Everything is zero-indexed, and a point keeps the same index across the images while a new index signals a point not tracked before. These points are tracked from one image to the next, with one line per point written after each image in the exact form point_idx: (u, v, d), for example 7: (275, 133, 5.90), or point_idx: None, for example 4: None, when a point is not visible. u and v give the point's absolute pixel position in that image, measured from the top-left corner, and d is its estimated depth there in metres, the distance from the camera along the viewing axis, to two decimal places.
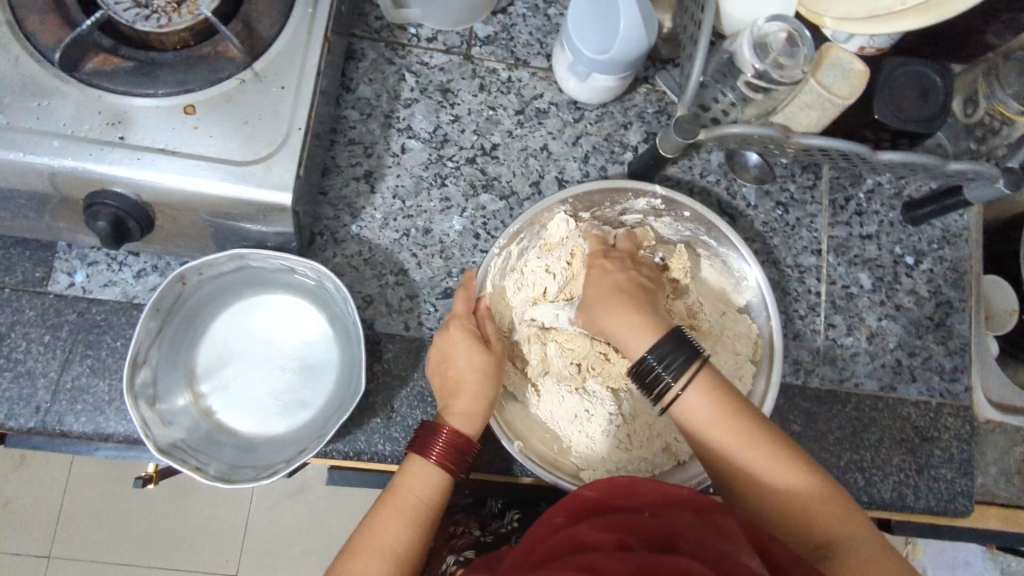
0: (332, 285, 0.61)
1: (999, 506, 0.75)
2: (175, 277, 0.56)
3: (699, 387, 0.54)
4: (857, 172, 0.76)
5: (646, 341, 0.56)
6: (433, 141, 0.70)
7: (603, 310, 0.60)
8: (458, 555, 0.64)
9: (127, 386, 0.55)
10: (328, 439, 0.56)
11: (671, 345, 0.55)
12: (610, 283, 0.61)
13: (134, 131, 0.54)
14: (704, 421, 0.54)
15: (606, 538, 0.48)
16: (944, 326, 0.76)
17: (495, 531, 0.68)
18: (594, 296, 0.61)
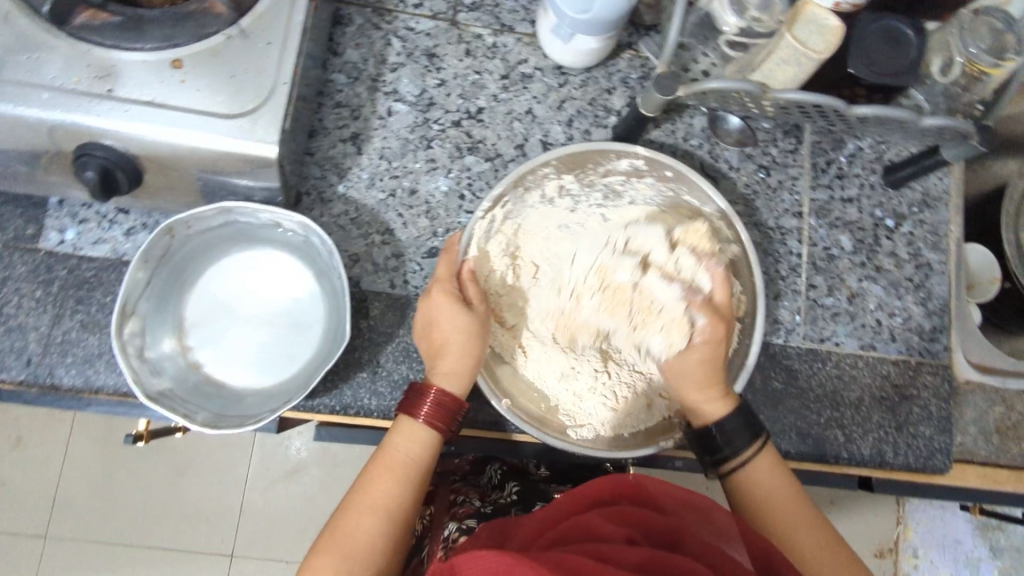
0: (318, 241, 0.62)
1: (977, 465, 0.77)
2: (163, 228, 0.57)
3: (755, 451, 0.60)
4: (838, 136, 0.78)
5: (715, 411, 0.62)
6: (419, 104, 0.71)
7: (689, 382, 0.63)
8: (460, 524, 0.64)
9: (116, 335, 0.56)
10: (314, 389, 0.58)
11: (739, 418, 0.61)
12: (700, 361, 0.62)
13: (121, 84, 0.55)
14: (761, 490, 0.59)
15: (617, 531, 0.48)
16: (923, 288, 0.77)
17: (494, 502, 0.68)
18: (685, 361, 0.63)
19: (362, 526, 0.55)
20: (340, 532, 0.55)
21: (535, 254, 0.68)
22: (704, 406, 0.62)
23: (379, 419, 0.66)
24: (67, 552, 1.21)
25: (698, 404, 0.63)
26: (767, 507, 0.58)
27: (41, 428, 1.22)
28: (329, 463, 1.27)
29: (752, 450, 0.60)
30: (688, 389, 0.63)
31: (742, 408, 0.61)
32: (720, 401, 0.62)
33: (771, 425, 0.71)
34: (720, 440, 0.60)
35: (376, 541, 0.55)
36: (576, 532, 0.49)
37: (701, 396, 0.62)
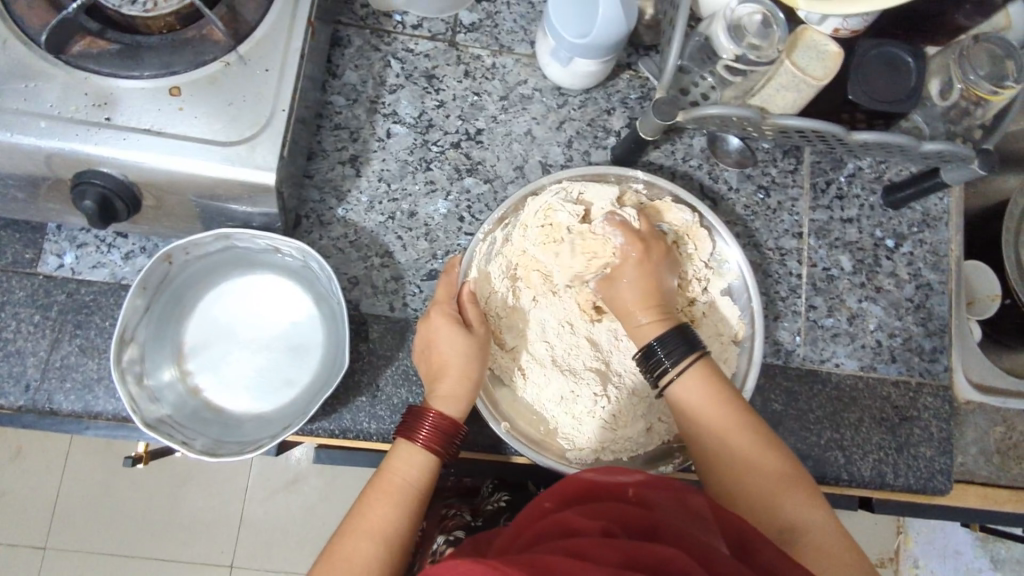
0: (317, 266, 0.62)
1: (978, 485, 0.76)
2: (161, 255, 0.57)
3: (695, 377, 0.59)
4: (838, 156, 0.77)
5: (654, 332, 0.62)
6: (419, 125, 0.71)
7: (627, 294, 0.63)
8: (448, 536, 0.64)
9: (114, 363, 0.56)
10: (313, 416, 0.57)
11: (676, 337, 0.60)
12: (638, 284, 0.63)
13: (119, 112, 0.55)
14: (705, 416, 0.58)
15: (593, 525, 0.48)
16: (924, 308, 0.77)
17: (483, 514, 0.69)
18: (620, 277, 0.64)
19: (360, 550, 0.54)
20: (338, 556, 0.54)
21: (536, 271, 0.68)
22: (643, 322, 0.62)
23: (378, 443, 0.66)
24: (65, 566, 1.21)
25: (636, 317, 0.63)
26: (721, 442, 0.57)
27: (40, 442, 1.22)
28: (329, 476, 1.26)
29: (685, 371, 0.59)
30: (628, 300, 0.63)
31: (681, 326, 0.61)
32: (659, 321, 0.62)
33: None
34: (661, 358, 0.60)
35: (372, 565, 0.54)
36: (554, 529, 0.48)
37: (642, 313, 0.63)
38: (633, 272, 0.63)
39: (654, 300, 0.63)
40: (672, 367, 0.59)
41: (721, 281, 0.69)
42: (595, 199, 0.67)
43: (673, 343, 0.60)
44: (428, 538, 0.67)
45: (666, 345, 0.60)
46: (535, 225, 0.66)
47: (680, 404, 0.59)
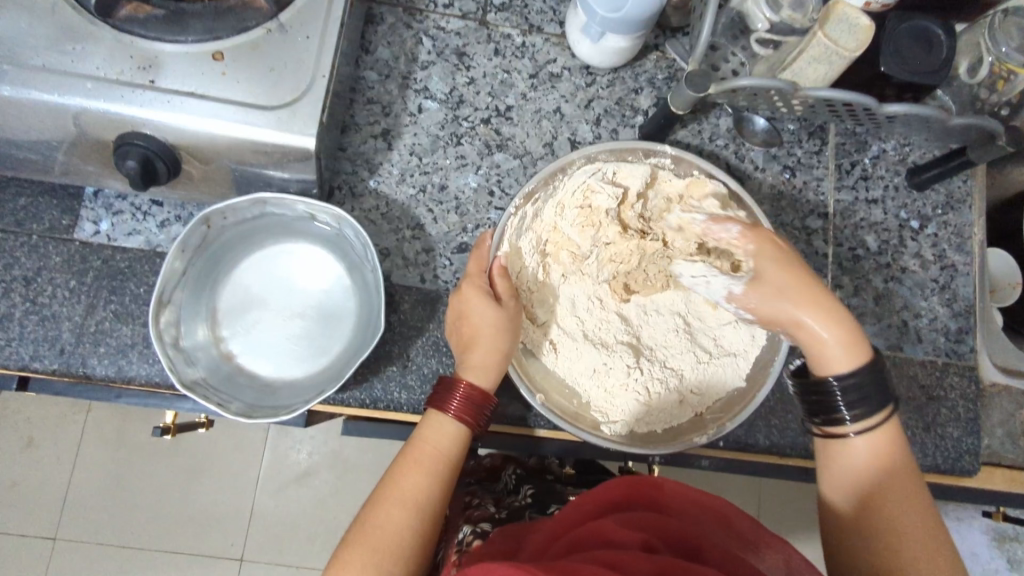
0: (352, 233, 0.63)
1: (1005, 467, 0.76)
2: (200, 218, 0.58)
3: (879, 433, 0.54)
4: (863, 138, 0.78)
5: (845, 361, 0.55)
6: (449, 101, 0.72)
7: (788, 301, 0.58)
8: (474, 526, 0.63)
9: (152, 323, 0.57)
10: (347, 378, 0.58)
11: (868, 374, 0.55)
12: (792, 282, 0.58)
13: (163, 75, 0.56)
14: (868, 458, 0.54)
15: (635, 537, 0.47)
16: (949, 289, 0.77)
17: (509, 506, 0.68)
18: (778, 285, 0.58)
19: (395, 519, 0.54)
20: (370, 525, 0.54)
21: (568, 247, 0.67)
22: (826, 341, 0.56)
23: (407, 414, 0.66)
24: (79, 554, 1.20)
25: (819, 336, 0.57)
26: (869, 475, 0.54)
27: (57, 428, 1.22)
28: (344, 467, 1.26)
29: (863, 424, 0.54)
30: (802, 316, 0.57)
31: (875, 364, 0.55)
32: (853, 351, 0.56)
33: (798, 424, 0.71)
34: (836, 398, 0.55)
35: (404, 535, 0.54)
36: (592, 537, 0.48)
37: (828, 334, 0.56)
38: (780, 276, 0.58)
39: (852, 325, 0.56)
40: (855, 424, 0.55)
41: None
42: (629, 179, 0.67)
43: (864, 379, 0.54)
44: (452, 526, 0.65)
45: (848, 384, 0.55)
46: (571, 206, 0.67)
47: (840, 434, 0.55)
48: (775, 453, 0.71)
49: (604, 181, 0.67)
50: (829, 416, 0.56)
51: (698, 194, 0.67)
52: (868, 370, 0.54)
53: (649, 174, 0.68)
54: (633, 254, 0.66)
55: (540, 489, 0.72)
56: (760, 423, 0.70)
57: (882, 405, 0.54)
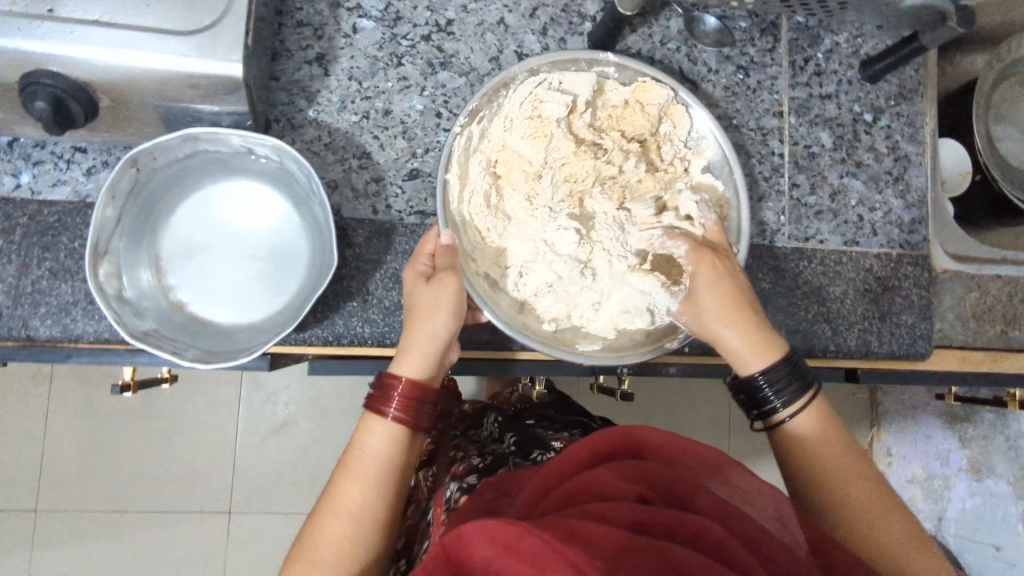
0: (293, 166, 0.60)
1: (956, 349, 0.79)
2: (127, 160, 0.54)
3: (809, 413, 0.58)
4: (815, 32, 0.76)
5: (761, 363, 0.59)
6: (386, 19, 0.68)
7: (716, 322, 0.61)
8: (461, 482, 0.64)
9: (89, 275, 0.54)
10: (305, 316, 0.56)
11: (787, 368, 0.58)
12: (723, 288, 0.62)
13: (61, 4, 0.50)
14: (824, 442, 0.57)
15: (629, 487, 0.46)
16: (902, 181, 0.78)
17: (492, 452, 0.71)
18: (710, 297, 0.62)
19: (333, 531, 0.54)
20: (309, 543, 0.54)
21: (523, 160, 0.64)
22: (738, 346, 0.60)
23: (372, 347, 0.65)
24: (60, 524, 1.19)
25: (733, 344, 0.60)
26: (844, 485, 0.55)
27: (18, 402, 1.18)
28: (320, 413, 1.26)
29: (799, 405, 0.58)
30: (726, 333, 0.61)
31: (789, 357, 0.59)
32: (761, 346, 0.60)
33: None
34: (767, 392, 0.58)
35: (342, 549, 0.54)
36: (587, 490, 0.46)
37: (739, 341, 0.60)
38: (706, 278, 0.62)
39: (761, 329, 0.61)
40: (786, 409, 0.58)
41: (701, 159, 0.69)
42: (576, 89, 0.66)
43: (780, 372, 0.58)
44: (440, 484, 0.69)
45: (772, 377, 0.58)
46: (521, 117, 0.64)
47: (779, 422, 0.58)
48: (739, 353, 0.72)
49: (552, 90, 0.65)
50: (765, 411, 0.59)
51: (644, 99, 0.66)
52: (783, 364, 0.58)
53: (595, 85, 0.66)
54: (589, 169, 0.63)
55: (521, 433, 0.74)
56: None
57: (801, 386, 0.58)
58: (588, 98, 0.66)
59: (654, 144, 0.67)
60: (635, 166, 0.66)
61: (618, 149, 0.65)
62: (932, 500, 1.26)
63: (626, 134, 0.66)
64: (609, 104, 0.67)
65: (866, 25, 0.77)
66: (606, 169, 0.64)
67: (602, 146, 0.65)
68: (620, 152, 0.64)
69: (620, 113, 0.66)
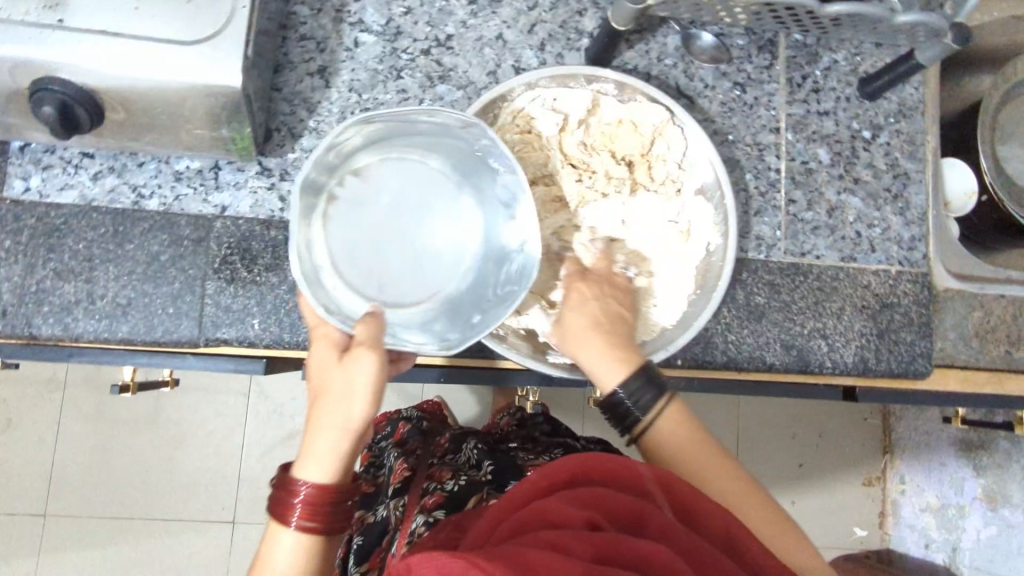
0: (512, 264, 0.61)
1: (958, 369, 0.78)
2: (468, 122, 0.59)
3: (671, 418, 0.57)
4: (813, 50, 0.77)
5: (619, 375, 0.58)
6: (386, 33, 0.70)
7: (583, 342, 0.60)
8: (428, 516, 0.66)
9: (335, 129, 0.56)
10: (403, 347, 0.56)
11: (641, 380, 0.57)
12: (587, 309, 0.62)
13: (71, 13, 0.52)
14: (683, 443, 0.56)
15: (579, 515, 0.46)
16: (901, 198, 0.77)
17: (468, 479, 0.72)
18: (572, 320, 0.61)
19: None
20: None
21: None
22: (593, 362, 0.59)
23: None
24: (68, 529, 1.20)
25: (587, 356, 0.60)
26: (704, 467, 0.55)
27: (31, 406, 1.21)
28: None
29: (660, 404, 0.57)
30: (585, 345, 0.60)
31: (644, 369, 0.58)
32: (625, 360, 0.59)
33: (755, 338, 0.72)
34: (628, 402, 0.57)
35: None
36: (540, 518, 0.47)
37: (595, 357, 0.59)
38: (575, 298, 0.62)
39: (625, 346, 0.60)
40: (646, 417, 0.57)
41: (694, 178, 0.69)
42: (570, 107, 0.67)
43: (642, 387, 0.57)
44: (409, 515, 0.70)
45: (632, 392, 0.57)
46: (513, 135, 0.67)
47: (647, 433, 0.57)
48: (731, 368, 0.72)
49: (545, 111, 0.67)
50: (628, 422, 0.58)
51: (637, 119, 0.68)
52: (642, 377, 0.57)
53: (591, 102, 0.68)
54: (575, 189, 0.67)
55: (500, 462, 0.75)
56: (716, 339, 0.71)
57: (659, 391, 0.57)
58: (581, 117, 0.68)
59: (645, 163, 0.68)
60: (618, 189, 0.68)
61: (605, 170, 0.67)
62: (946, 530, 1.25)
63: (616, 153, 0.68)
64: (604, 120, 0.69)
65: (866, 43, 0.77)
66: (588, 192, 0.67)
67: (590, 166, 0.67)
68: (606, 172, 0.67)
69: (613, 132, 0.68)
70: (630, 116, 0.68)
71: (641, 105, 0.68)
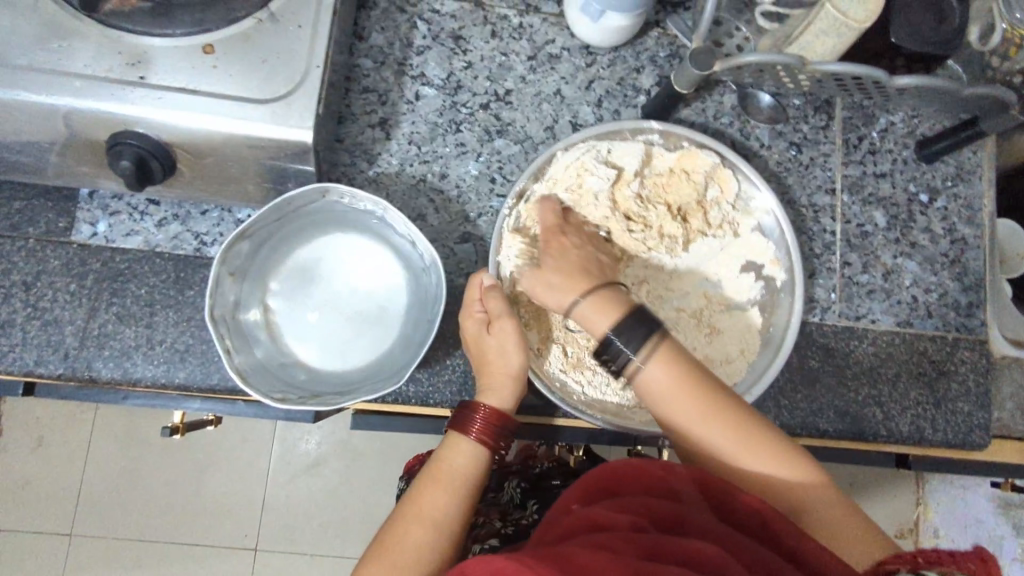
0: (436, 278, 0.63)
1: (1015, 440, 0.76)
2: (321, 187, 0.59)
3: (660, 362, 0.54)
4: (871, 111, 0.76)
5: (608, 320, 0.55)
6: (447, 87, 0.71)
7: (560, 291, 0.59)
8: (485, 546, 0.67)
9: (218, 260, 0.58)
10: (404, 379, 0.59)
11: (634, 322, 0.54)
12: (568, 262, 0.60)
13: (154, 71, 0.54)
14: (681, 390, 0.54)
15: (626, 520, 0.47)
16: (959, 263, 0.76)
17: (516, 522, 0.71)
18: (553, 271, 0.60)
19: (412, 530, 0.54)
20: (395, 540, 0.54)
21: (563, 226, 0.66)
22: (584, 309, 0.57)
23: (415, 405, 0.66)
24: (94, 552, 1.20)
25: (578, 307, 0.57)
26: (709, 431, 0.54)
27: (66, 428, 1.22)
28: (353, 459, 1.25)
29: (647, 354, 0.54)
30: (566, 298, 0.58)
31: (637, 312, 0.55)
32: (614, 308, 0.56)
33: (809, 403, 0.71)
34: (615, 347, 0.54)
35: (422, 539, 0.54)
36: (584, 524, 0.48)
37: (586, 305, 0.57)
38: (555, 271, 0.60)
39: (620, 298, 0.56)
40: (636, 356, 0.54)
41: (750, 219, 0.69)
42: (621, 160, 0.67)
43: (631, 327, 0.54)
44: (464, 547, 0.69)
45: (621, 334, 0.54)
46: (563, 189, 0.66)
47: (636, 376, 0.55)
48: (785, 432, 0.70)
49: (598, 162, 0.66)
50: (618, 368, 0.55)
51: (689, 166, 0.67)
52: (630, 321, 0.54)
53: (642, 153, 0.67)
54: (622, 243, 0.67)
55: (545, 501, 0.74)
56: (770, 404, 0.70)
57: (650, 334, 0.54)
58: (636, 169, 0.66)
59: (701, 211, 0.68)
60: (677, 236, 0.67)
61: (662, 223, 0.66)
62: None
63: (674, 205, 0.67)
64: (657, 170, 0.68)
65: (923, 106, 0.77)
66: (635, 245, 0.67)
67: (646, 220, 0.66)
68: (664, 224, 0.66)
69: (666, 181, 0.67)
70: (680, 155, 0.68)
71: (692, 155, 0.67)
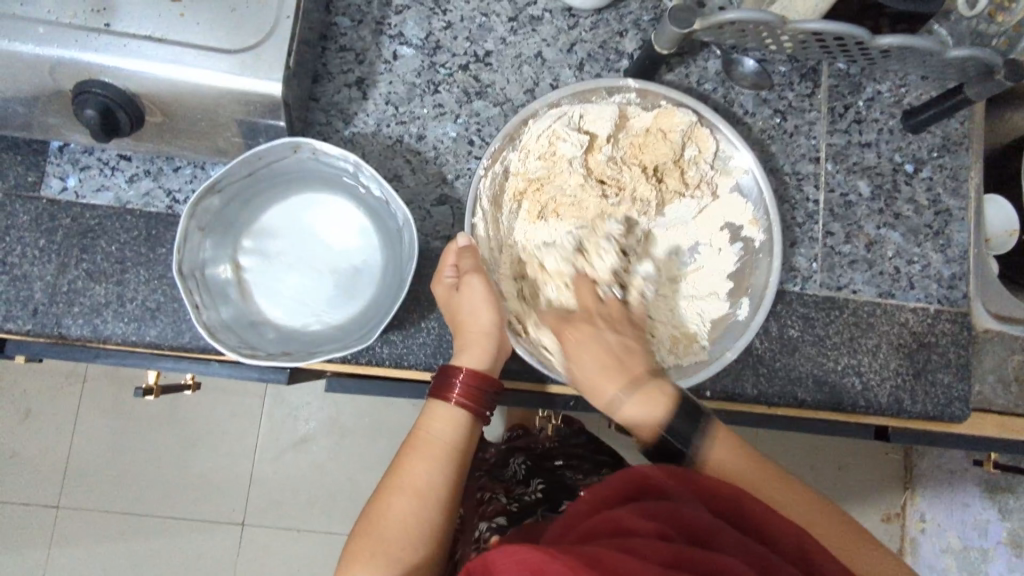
0: (408, 237, 0.62)
1: (996, 414, 0.75)
2: (291, 142, 0.58)
3: (723, 438, 0.54)
4: (857, 80, 0.75)
5: None
6: (425, 47, 0.69)
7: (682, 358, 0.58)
8: (490, 522, 0.66)
9: (186, 213, 0.57)
10: (374, 338, 0.58)
11: None
12: None
13: (119, 18, 0.53)
14: (743, 460, 0.53)
15: (650, 526, 0.45)
16: (943, 234, 0.75)
17: (520, 497, 0.70)
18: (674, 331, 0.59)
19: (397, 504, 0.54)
20: (381, 518, 0.54)
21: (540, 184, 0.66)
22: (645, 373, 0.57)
23: (391, 368, 0.65)
24: (79, 522, 1.20)
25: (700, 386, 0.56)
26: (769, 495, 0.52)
27: (50, 398, 1.21)
28: (338, 433, 1.24)
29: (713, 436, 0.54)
30: None
31: (712, 390, 0.55)
32: None
33: (787, 373, 0.70)
34: (694, 431, 0.54)
35: (406, 513, 0.54)
36: (608, 526, 0.47)
37: (659, 363, 0.57)
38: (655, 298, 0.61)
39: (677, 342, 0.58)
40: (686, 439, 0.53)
41: (729, 179, 0.68)
42: (596, 122, 0.66)
43: None
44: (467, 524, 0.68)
45: None
46: (535, 152, 0.66)
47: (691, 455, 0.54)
48: (761, 401, 0.70)
49: (571, 127, 0.65)
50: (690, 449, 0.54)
51: (666, 125, 0.66)
52: None
53: (618, 114, 0.66)
54: (596, 205, 0.65)
55: (550, 481, 0.73)
56: (747, 372, 0.69)
57: None
58: (610, 132, 0.66)
59: (678, 169, 0.67)
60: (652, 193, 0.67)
61: (637, 184, 0.66)
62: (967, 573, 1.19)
63: (649, 166, 0.67)
64: (633, 131, 0.67)
65: (911, 75, 0.76)
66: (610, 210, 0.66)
67: (620, 181, 0.66)
68: (640, 183, 0.66)
69: (643, 140, 0.66)
70: (658, 116, 0.66)
71: (670, 116, 0.66)
